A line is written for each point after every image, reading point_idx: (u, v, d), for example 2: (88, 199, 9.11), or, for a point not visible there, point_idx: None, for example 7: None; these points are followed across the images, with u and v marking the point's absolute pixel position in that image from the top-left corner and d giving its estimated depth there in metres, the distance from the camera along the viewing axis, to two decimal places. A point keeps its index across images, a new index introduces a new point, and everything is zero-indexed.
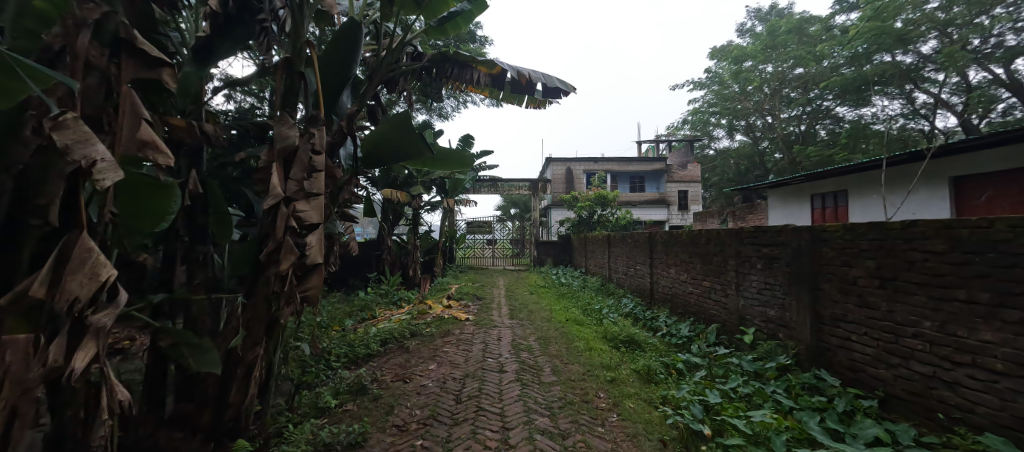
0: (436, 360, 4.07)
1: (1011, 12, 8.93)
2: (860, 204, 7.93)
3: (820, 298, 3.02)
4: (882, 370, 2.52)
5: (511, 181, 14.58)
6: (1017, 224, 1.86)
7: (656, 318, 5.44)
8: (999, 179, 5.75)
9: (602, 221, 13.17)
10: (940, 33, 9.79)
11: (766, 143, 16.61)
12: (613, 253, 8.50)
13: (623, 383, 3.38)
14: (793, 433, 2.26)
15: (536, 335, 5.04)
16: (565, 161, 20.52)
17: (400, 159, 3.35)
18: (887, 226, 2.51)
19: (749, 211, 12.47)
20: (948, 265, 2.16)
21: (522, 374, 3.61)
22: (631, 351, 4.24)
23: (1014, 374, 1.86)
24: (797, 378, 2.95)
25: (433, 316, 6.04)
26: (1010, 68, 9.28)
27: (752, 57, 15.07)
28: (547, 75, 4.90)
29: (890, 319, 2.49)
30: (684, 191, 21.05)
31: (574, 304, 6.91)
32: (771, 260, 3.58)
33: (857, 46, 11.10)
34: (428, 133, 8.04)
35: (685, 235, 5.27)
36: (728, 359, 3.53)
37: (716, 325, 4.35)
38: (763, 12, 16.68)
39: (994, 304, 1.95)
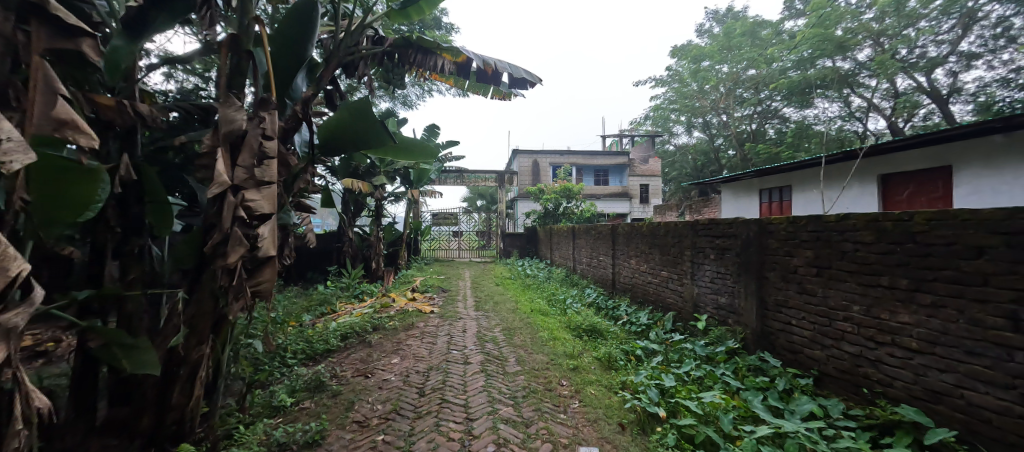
0: (399, 353, 4.00)
1: (933, 26, 9.89)
2: (801, 199, 8.55)
3: (766, 286, 3.24)
4: (817, 351, 2.75)
5: (477, 173, 14.43)
6: (931, 218, 2.08)
7: (617, 307, 5.64)
8: (919, 177, 6.39)
9: (567, 213, 13.40)
10: (874, 42, 10.72)
11: (721, 141, 17.44)
12: (577, 244, 8.67)
13: (584, 370, 3.48)
14: (739, 412, 2.42)
15: (501, 326, 5.07)
16: (531, 154, 20.51)
17: (359, 148, 3.23)
18: (824, 219, 2.72)
19: (705, 204, 13.17)
20: (875, 255, 2.37)
21: (487, 366, 3.62)
22: (594, 339, 4.37)
23: (926, 351, 2.09)
24: (744, 360, 3.16)
25: (397, 309, 5.92)
26: (930, 77, 10.28)
27: (710, 57, 15.86)
28: (513, 65, 4.85)
29: (825, 304, 2.70)
30: (645, 185, 21.60)
31: (540, 296, 7.00)
32: (723, 250, 3.78)
33: (803, 51, 12.01)
34: (392, 121, 7.79)
35: (645, 227, 5.47)
36: (683, 345, 3.72)
37: (672, 312, 4.57)
38: (720, 14, 17.48)
39: (911, 289, 2.17)
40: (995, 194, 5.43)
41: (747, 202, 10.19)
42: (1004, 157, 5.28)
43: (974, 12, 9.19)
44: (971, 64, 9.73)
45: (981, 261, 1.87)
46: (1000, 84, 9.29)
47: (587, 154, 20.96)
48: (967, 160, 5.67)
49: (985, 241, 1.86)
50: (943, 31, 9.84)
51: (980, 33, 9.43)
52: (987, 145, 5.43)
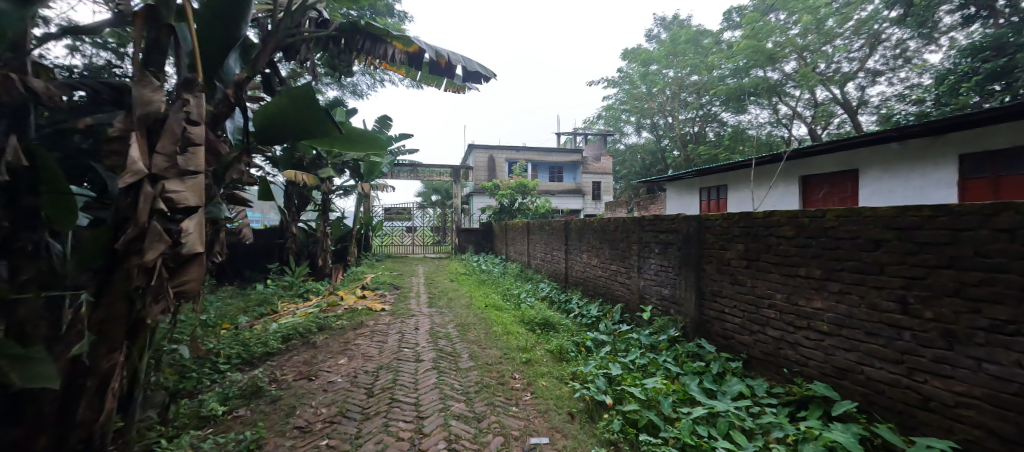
0: (347, 353, 3.84)
1: (846, 44, 11.09)
2: (735, 197, 9.25)
3: (703, 277, 3.48)
4: (746, 336, 3.00)
5: (431, 168, 14.10)
6: (840, 214, 2.34)
7: (569, 300, 5.81)
8: (833, 179, 7.12)
9: (522, 209, 13.51)
10: (798, 56, 11.87)
11: (666, 141, 18.43)
12: (532, 240, 8.78)
13: (537, 363, 3.54)
14: (678, 395, 2.58)
15: (455, 322, 5.03)
16: (487, 149, 20.41)
17: (300, 137, 3.05)
18: (752, 215, 2.97)
19: (651, 201, 13.88)
20: (794, 248, 2.63)
21: (439, 362, 3.57)
22: (547, 332, 4.46)
23: (835, 333, 2.36)
24: (683, 347, 3.38)
25: (346, 307, 5.67)
26: (843, 90, 11.54)
27: (657, 61, 16.65)
28: (467, 59, 4.77)
29: (752, 293, 2.96)
30: (597, 182, 22.24)
31: (495, 291, 7.02)
32: (666, 244, 4.00)
33: (739, 60, 13.02)
34: (340, 110, 7.40)
35: (596, 222, 5.65)
36: (629, 335, 3.91)
37: (621, 304, 4.78)
38: (667, 21, 18.40)
39: (824, 278, 2.43)
40: (891, 195, 6.17)
41: (689, 199, 10.86)
42: (898, 163, 6.03)
43: (878, 34, 10.43)
44: (876, 80, 11.03)
45: (878, 253, 2.13)
46: (897, 99, 10.64)
47: (542, 150, 21.19)
48: (870, 165, 6.41)
49: (882, 235, 2.12)
50: (854, 49, 11.06)
51: (884, 53, 10.71)
52: (885, 152, 6.17)
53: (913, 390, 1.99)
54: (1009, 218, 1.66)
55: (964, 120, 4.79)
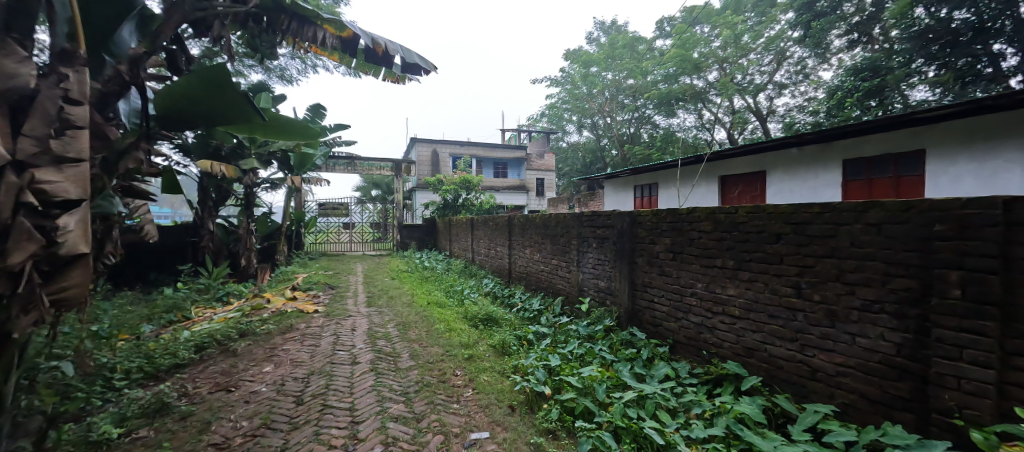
0: (274, 360, 3.55)
1: (758, 58, 12.38)
2: (664, 194, 9.95)
3: (635, 269, 3.70)
4: (672, 323, 3.25)
5: (370, 161, 13.40)
6: (750, 210, 2.61)
7: (512, 295, 5.88)
8: (745, 179, 7.91)
9: (466, 205, 13.36)
10: (720, 66, 13.02)
11: (605, 140, 19.23)
12: (476, 236, 8.74)
13: (479, 358, 3.54)
14: (611, 381, 2.73)
15: (395, 321, 4.87)
16: (430, 142, 19.79)
17: (215, 122, 2.80)
18: (678, 211, 3.21)
19: (591, 198, 14.47)
20: (712, 241, 2.89)
21: (378, 363, 3.44)
22: (490, 327, 4.48)
23: (744, 316, 2.64)
24: (618, 336, 3.59)
25: (273, 310, 5.22)
26: (756, 99, 12.89)
27: (597, 64, 17.34)
28: (405, 49, 4.59)
29: (678, 282, 3.21)
30: (541, 178, 21.76)
31: (438, 288, 6.88)
32: (603, 239, 4.19)
33: (670, 67, 14.00)
34: (265, 96, 6.79)
35: (538, 218, 5.76)
36: (569, 326, 4.05)
37: (561, 297, 4.94)
38: (606, 26, 19.22)
39: (736, 267, 2.71)
40: (791, 194, 7.01)
41: (624, 196, 11.48)
42: (797, 165, 6.85)
43: (784, 51, 11.78)
44: (782, 92, 12.49)
45: (779, 245, 2.42)
46: (798, 110, 12.12)
47: (487, 146, 20.74)
48: (775, 167, 7.22)
49: (782, 229, 2.41)
50: (765, 63, 12.39)
51: (788, 68, 12.14)
52: (788, 155, 6.99)
53: (804, 364, 2.29)
54: (875, 214, 1.98)
55: (847, 129, 5.55)
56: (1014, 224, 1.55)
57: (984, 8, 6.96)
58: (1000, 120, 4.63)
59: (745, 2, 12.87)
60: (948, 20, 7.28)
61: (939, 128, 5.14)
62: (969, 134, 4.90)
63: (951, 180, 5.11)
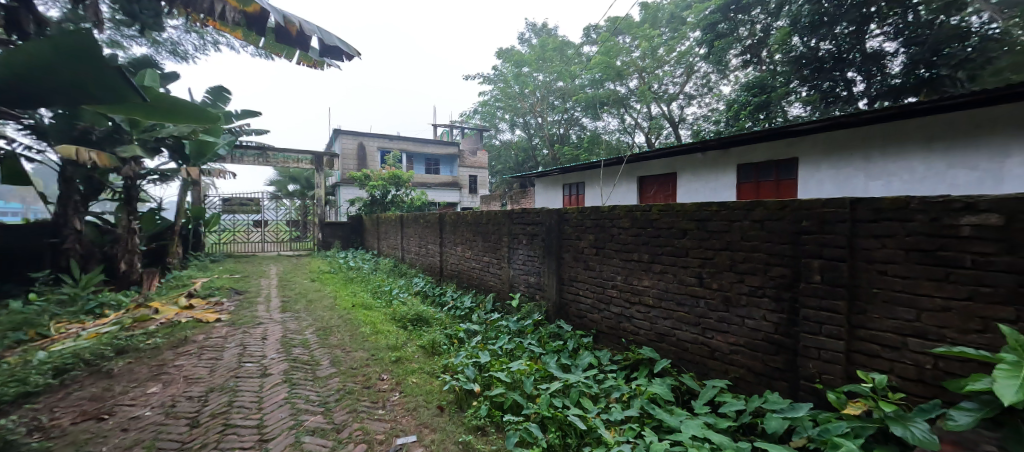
0: (162, 379, 3.08)
1: (671, 70, 13.60)
2: (589, 193, 10.48)
3: (562, 264, 3.86)
4: (596, 314, 3.45)
5: (286, 152, 12.20)
6: (661, 208, 2.85)
7: (444, 293, 5.79)
8: (659, 180, 8.64)
9: (396, 202, 12.81)
10: (639, 75, 14.06)
11: (536, 140, 19.72)
12: (405, 233, 8.44)
13: (407, 360, 3.43)
14: (539, 373, 2.81)
15: (314, 327, 4.51)
16: (356, 135, 18.59)
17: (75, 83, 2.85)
18: (600, 209, 3.39)
19: (523, 195, 14.81)
20: (630, 237, 3.11)
21: (292, 374, 3.16)
22: (419, 328, 4.35)
23: (657, 305, 2.88)
24: (546, 329, 3.71)
25: (162, 321, 4.52)
26: (669, 107, 14.16)
27: (528, 64, 17.71)
28: (323, 30, 4.26)
29: (600, 276, 3.41)
30: (473, 176, 21.57)
31: (364, 289, 6.52)
32: (533, 235, 4.29)
33: (595, 73, 14.81)
34: (151, 73, 5.86)
35: (470, 215, 5.71)
36: (500, 322, 4.10)
37: (493, 294, 4.98)
38: (537, 28, 19.71)
39: (649, 260, 2.95)
40: (697, 194, 7.82)
41: (554, 194, 11.89)
42: (701, 169, 7.67)
43: (692, 65, 13.13)
44: (691, 102, 13.92)
45: (685, 239, 2.69)
46: (704, 119, 13.56)
47: (417, 140, 19.94)
48: (684, 169, 8.00)
49: (688, 225, 2.67)
50: (676, 74, 13.65)
51: (695, 81, 13.54)
52: (694, 160, 7.79)
53: (704, 345, 2.57)
54: (759, 213, 2.28)
55: (740, 138, 6.33)
56: (858, 220, 1.89)
57: (842, 42, 8.34)
58: (851, 134, 5.61)
59: (660, 17, 14.06)
60: (816, 49, 8.61)
61: (808, 139, 6.09)
62: (829, 145, 5.87)
63: (816, 183, 6.07)
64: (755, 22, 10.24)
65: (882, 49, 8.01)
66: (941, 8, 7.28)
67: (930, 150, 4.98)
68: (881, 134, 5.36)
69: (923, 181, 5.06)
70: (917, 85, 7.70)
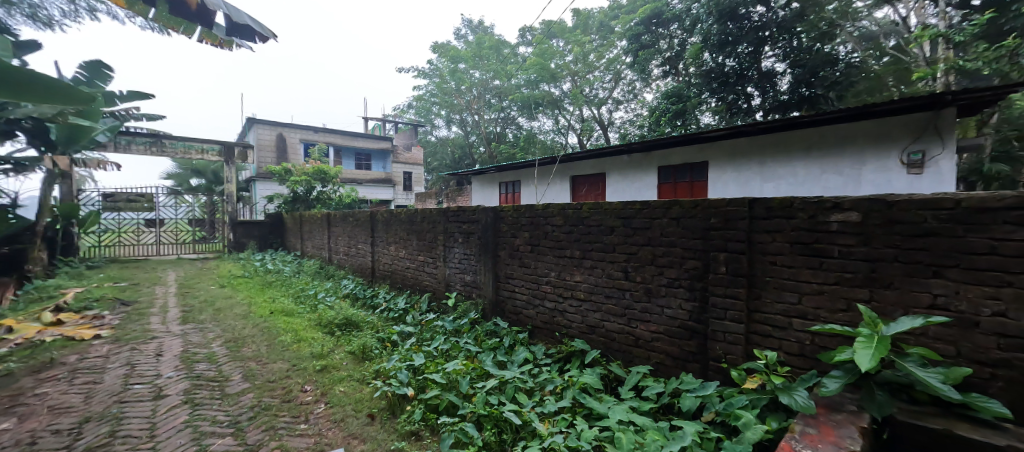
0: (16, 413, 2.54)
1: (601, 75, 14.38)
2: (525, 191, 10.67)
3: (498, 262, 3.88)
4: (531, 310, 3.53)
5: (187, 141, 10.71)
6: (591, 206, 2.99)
7: (376, 295, 5.52)
8: (590, 179, 9.06)
9: (321, 199, 11.90)
10: (572, 78, 14.66)
11: (473, 137, 19.61)
12: (333, 233, 7.89)
13: (334, 368, 3.21)
14: (475, 372, 2.80)
15: (223, 338, 4.04)
16: (275, 125, 16.90)
17: None
18: (535, 207, 3.46)
19: (459, 193, 14.68)
20: (562, 234, 3.22)
21: (195, 393, 2.80)
22: (348, 333, 4.10)
23: (588, 299, 3.02)
24: (482, 327, 3.71)
25: (17, 342, 3.73)
26: (599, 111, 14.94)
27: (464, 60, 17.50)
28: (231, 7, 3.78)
29: (535, 272, 3.49)
30: (409, 172, 20.93)
31: (285, 293, 5.97)
32: (468, 234, 4.25)
33: (531, 74, 15.15)
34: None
35: (403, 213, 5.49)
36: (435, 323, 4.01)
37: (428, 293, 4.86)
38: (473, 24, 19.58)
39: (581, 256, 3.08)
40: (623, 193, 8.33)
41: (490, 192, 11.92)
42: (627, 170, 8.19)
43: (619, 73, 13.99)
44: (618, 107, 14.82)
45: (612, 236, 2.85)
46: (630, 123, 14.52)
47: (346, 133, 18.64)
48: (612, 170, 8.48)
49: (615, 222, 2.83)
50: (606, 80, 14.48)
51: (622, 87, 14.45)
52: (621, 161, 8.29)
53: (629, 334, 2.76)
54: (677, 211, 2.48)
55: (660, 142, 6.88)
56: (754, 218, 2.15)
57: (743, 59, 9.36)
58: (750, 142, 6.36)
59: (591, 25, 14.75)
60: (722, 65, 9.58)
61: (717, 145, 6.79)
62: (733, 151, 6.60)
63: (722, 185, 6.79)
64: (673, 36, 11.20)
65: (774, 68, 9.20)
66: (818, 36, 8.50)
67: (808, 157, 5.83)
68: (772, 143, 6.15)
69: (803, 184, 5.90)
70: (799, 101, 8.94)
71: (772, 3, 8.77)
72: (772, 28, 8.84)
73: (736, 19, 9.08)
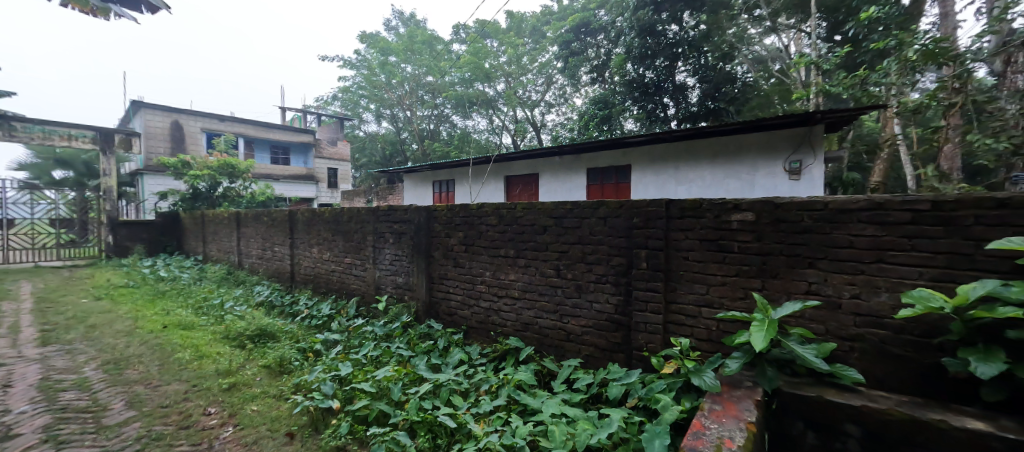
0: None
1: (534, 78, 14.78)
2: (459, 190, 10.55)
3: (432, 263, 3.78)
4: (465, 310, 3.50)
5: (47, 125, 8.87)
6: (525, 206, 3.05)
7: (296, 302, 5.07)
8: (523, 180, 9.24)
9: (229, 197, 10.61)
10: (507, 79, 14.85)
11: (405, 134, 18.84)
12: (243, 234, 7.08)
13: (245, 386, 2.88)
14: (408, 377, 2.70)
15: (101, 360, 3.42)
16: (169, 110, 14.75)
17: None
18: (469, 207, 3.43)
19: (390, 192, 14.08)
20: (497, 234, 3.24)
21: (60, 429, 2.33)
22: (263, 345, 3.70)
23: (522, 297, 3.07)
24: (415, 330, 3.60)
25: None
26: (532, 112, 15.30)
27: (395, 53, 16.79)
28: None
29: (469, 272, 3.46)
30: (333, 169, 19.32)
31: (183, 304, 5.21)
32: (400, 234, 4.08)
33: (465, 72, 15.07)
34: None
35: (327, 213, 5.11)
36: (363, 328, 3.79)
37: (356, 298, 4.57)
38: (404, 17, 18.89)
39: (515, 255, 3.12)
40: (555, 194, 8.62)
41: (423, 191, 11.58)
42: (559, 171, 8.50)
43: (551, 77, 14.49)
44: (550, 110, 15.32)
45: (545, 235, 2.93)
46: (561, 126, 15.07)
47: (260, 124, 16.84)
48: (544, 171, 8.74)
49: (547, 222, 2.92)
50: (538, 83, 14.90)
51: (554, 91, 14.97)
52: (553, 162, 8.58)
53: (562, 329, 2.86)
54: (603, 211, 2.63)
55: (589, 145, 7.24)
56: (671, 217, 2.35)
57: (660, 72, 10.14)
58: (667, 148, 6.97)
59: (524, 28, 15.07)
60: (643, 76, 10.26)
61: (638, 150, 7.33)
62: (652, 156, 7.17)
63: (643, 187, 7.34)
64: (600, 46, 11.92)
65: (685, 82, 10.10)
66: (720, 56, 9.54)
67: (714, 163, 6.54)
68: (685, 149, 6.80)
69: (710, 187, 6.59)
70: (706, 113, 9.95)
71: (684, 23, 9.59)
72: (684, 45, 9.68)
73: (654, 35, 9.81)
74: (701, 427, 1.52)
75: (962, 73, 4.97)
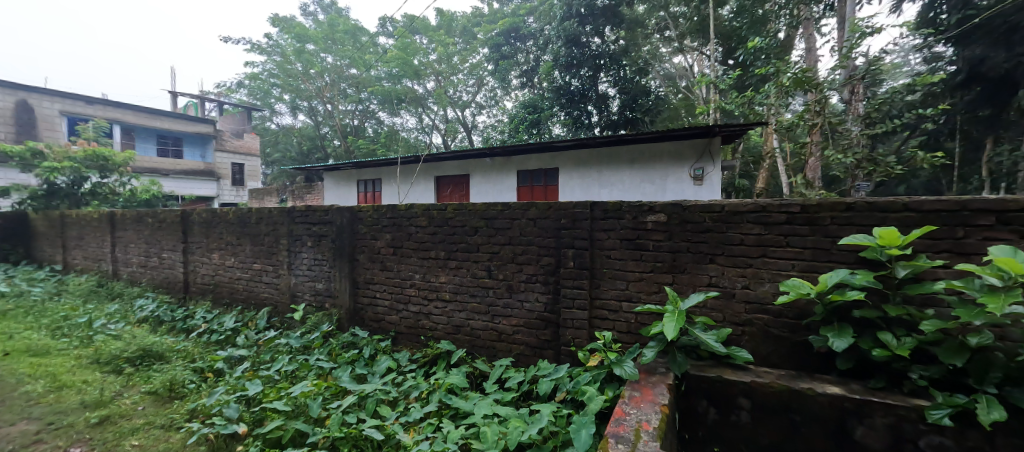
0: None
1: (464, 78, 14.72)
2: (387, 190, 10.07)
3: (356, 267, 3.57)
4: (394, 315, 3.35)
5: None
6: (456, 207, 3.00)
7: (192, 316, 4.43)
8: (454, 180, 9.12)
9: (99, 194, 8.90)
10: (436, 78, 14.67)
11: (326, 129, 17.13)
12: (120, 239, 6.01)
13: (123, 417, 2.45)
14: (329, 391, 2.51)
15: None
16: (11, 87, 12.01)
17: None
18: (397, 207, 3.29)
19: (308, 191, 13.01)
20: (427, 236, 3.15)
21: None
22: (147, 368, 3.16)
23: (454, 300, 3.03)
24: (338, 340, 3.36)
25: None
26: (462, 113, 15.38)
27: (313, 41, 15.52)
28: None
29: (398, 276, 3.32)
30: (238, 164, 17.29)
31: (32, 325, 4.25)
32: (320, 237, 3.77)
33: (392, 68, 14.56)
34: None
35: (231, 214, 4.54)
36: (276, 341, 3.43)
37: (267, 308, 4.12)
38: (324, 3, 17.59)
39: (446, 257, 3.06)
40: (487, 194, 8.64)
41: (346, 191, 10.85)
42: (489, 172, 8.54)
43: (482, 78, 14.59)
44: (481, 111, 15.47)
45: (476, 236, 2.92)
46: (492, 128, 15.20)
47: (142, 110, 14.49)
48: (475, 172, 8.72)
49: (478, 223, 2.91)
50: (469, 84, 14.89)
51: (484, 93, 15.12)
52: (484, 164, 8.59)
53: (493, 330, 2.87)
54: (534, 212, 2.69)
55: (519, 148, 7.39)
56: (595, 218, 2.49)
57: (584, 81, 10.60)
58: (591, 153, 7.38)
59: (454, 27, 14.96)
60: (569, 83, 10.66)
61: (565, 154, 7.66)
62: (578, 160, 7.54)
63: (572, 189, 7.66)
64: (529, 52, 12.25)
65: (607, 92, 10.74)
66: (637, 70, 10.35)
67: (633, 168, 7.08)
68: (607, 155, 7.27)
69: (629, 191, 7.12)
70: (625, 122, 10.68)
71: (605, 37, 10.30)
72: (605, 58, 10.33)
73: (579, 46, 10.34)
74: (623, 414, 1.64)
75: (821, 99, 5.99)
